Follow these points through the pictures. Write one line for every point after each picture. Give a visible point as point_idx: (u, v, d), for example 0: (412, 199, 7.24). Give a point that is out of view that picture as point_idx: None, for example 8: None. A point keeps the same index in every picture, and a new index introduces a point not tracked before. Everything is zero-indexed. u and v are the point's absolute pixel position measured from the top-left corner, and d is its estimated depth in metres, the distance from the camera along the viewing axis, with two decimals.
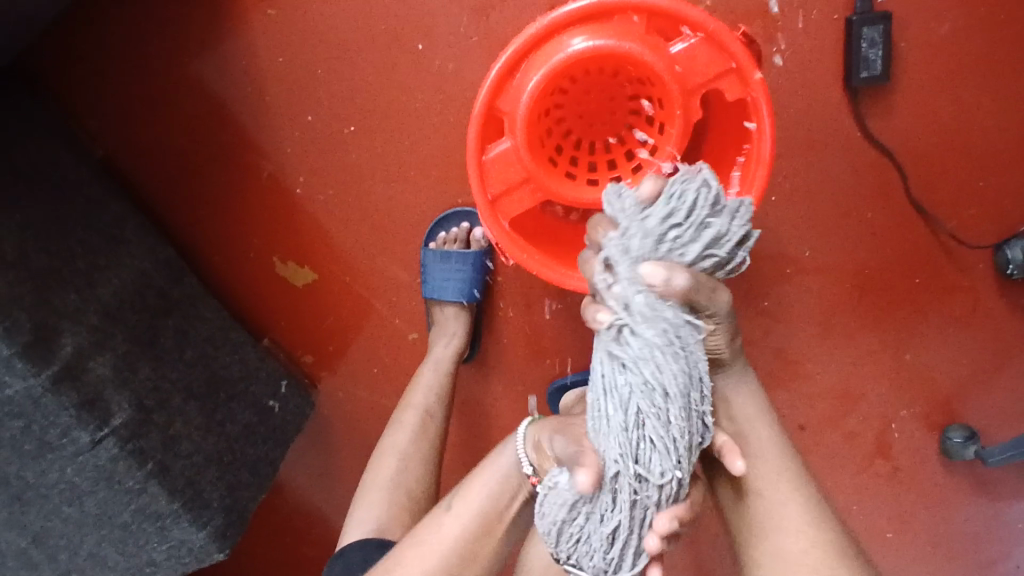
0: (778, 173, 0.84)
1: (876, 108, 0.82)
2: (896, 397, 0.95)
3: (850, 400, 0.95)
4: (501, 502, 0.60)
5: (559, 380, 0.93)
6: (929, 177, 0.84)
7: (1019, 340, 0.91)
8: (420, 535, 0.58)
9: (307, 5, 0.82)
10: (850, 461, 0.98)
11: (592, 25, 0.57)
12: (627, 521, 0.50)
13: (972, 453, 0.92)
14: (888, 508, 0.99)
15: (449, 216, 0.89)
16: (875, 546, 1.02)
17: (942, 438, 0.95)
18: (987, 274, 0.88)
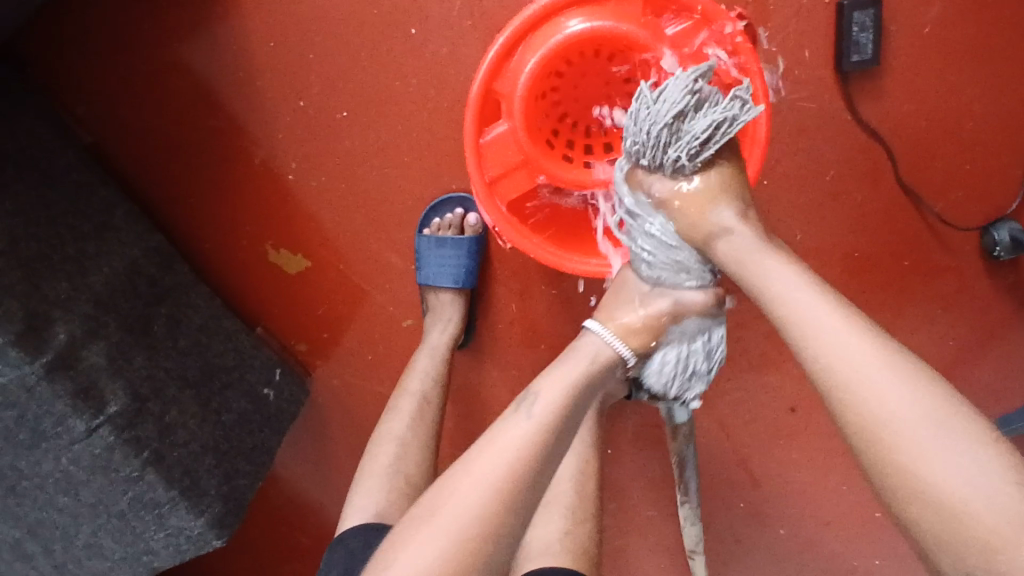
0: (770, 156, 0.85)
1: (866, 91, 0.83)
2: None
3: None
4: (576, 397, 0.58)
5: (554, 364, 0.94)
6: (919, 160, 0.85)
7: (1005, 320, 0.93)
8: (501, 440, 0.53)
9: None
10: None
11: (590, 7, 0.57)
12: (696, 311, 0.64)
13: None
14: None
15: (442, 202, 0.89)
16: None
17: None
18: (974, 256, 0.90)
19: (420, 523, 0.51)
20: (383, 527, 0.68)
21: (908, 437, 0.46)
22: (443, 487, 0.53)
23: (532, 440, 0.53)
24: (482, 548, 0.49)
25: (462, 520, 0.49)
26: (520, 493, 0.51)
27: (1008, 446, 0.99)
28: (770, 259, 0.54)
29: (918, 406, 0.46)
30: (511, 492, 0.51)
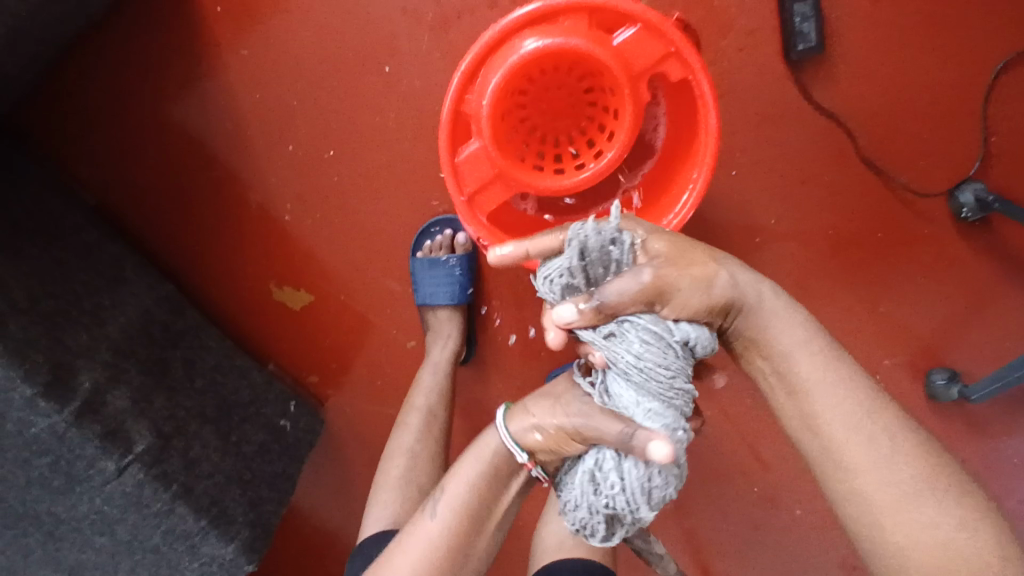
0: (735, 148, 0.89)
1: (817, 76, 0.87)
2: (877, 348, 0.99)
3: None
4: (488, 486, 0.62)
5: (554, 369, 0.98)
6: (877, 136, 0.90)
7: (986, 280, 0.96)
8: (409, 548, 0.60)
9: (277, 41, 0.87)
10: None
11: (540, 27, 0.62)
12: (613, 511, 0.57)
13: (956, 393, 0.96)
14: None
15: (432, 224, 0.93)
16: None
17: (927, 382, 0.99)
18: (945, 220, 0.93)
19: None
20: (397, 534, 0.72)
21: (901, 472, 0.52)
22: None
23: (435, 545, 0.59)
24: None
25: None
26: None
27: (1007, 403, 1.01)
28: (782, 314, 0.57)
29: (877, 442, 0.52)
30: None
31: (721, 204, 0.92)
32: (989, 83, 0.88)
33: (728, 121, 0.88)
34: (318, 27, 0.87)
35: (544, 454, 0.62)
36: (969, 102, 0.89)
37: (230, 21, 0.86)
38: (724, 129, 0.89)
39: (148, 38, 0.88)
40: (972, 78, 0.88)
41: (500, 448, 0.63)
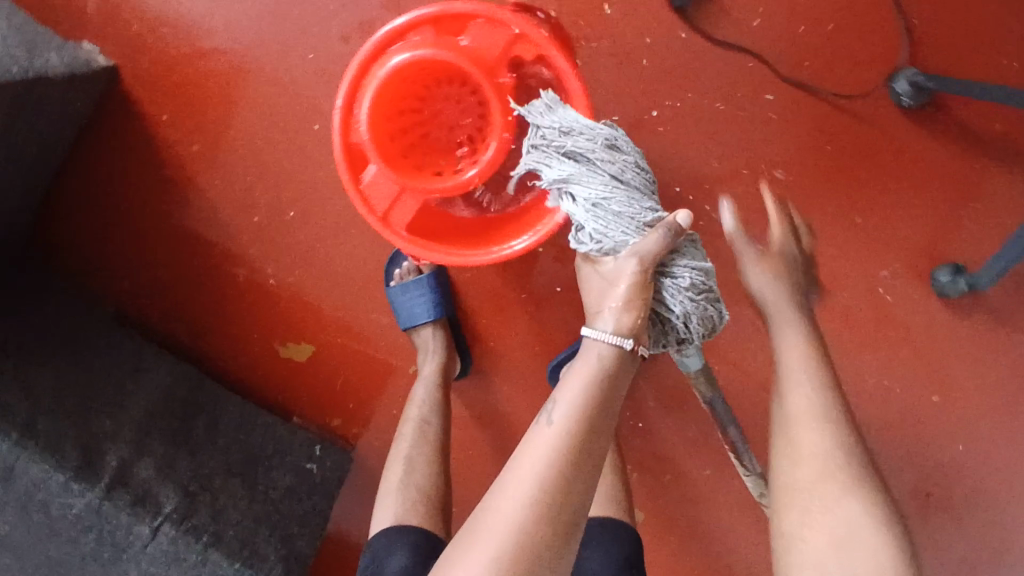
0: (655, 105, 0.91)
1: (712, 16, 0.89)
2: (869, 261, 0.97)
3: (825, 279, 0.98)
4: (603, 396, 0.59)
5: (553, 360, 1.02)
6: (792, 53, 0.89)
7: (957, 160, 0.93)
8: (533, 450, 0.55)
9: (218, 130, 0.96)
10: (853, 333, 1.01)
11: (395, 48, 0.67)
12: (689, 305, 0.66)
13: (965, 286, 0.94)
14: (910, 364, 1.02)
15: (397, 253, 1.00)
16: (918, 407, 1.03)
17: (933, 282, 0.97)
18: (893, 115, 0.92)
19: (470, 547, 0.52)
20: (400, 529, 0.77)
21: (808, 497, 0.68)
22: (487, 510, 0.53)
23: (561, 441, 0.55)
24: (525, 546, 0.50)
25: (505, 529, 0.51)
26: (567, 498, 0.52)
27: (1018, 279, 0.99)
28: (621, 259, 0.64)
29: (827, 442, 0.69)
30: (551, 496, 0.52)
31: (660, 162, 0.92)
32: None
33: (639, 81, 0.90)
34: (248, 108, 0.96)
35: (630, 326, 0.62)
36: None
37: (175, 125, 0.97)
38: (638, 91, 0.90)
39: (119, 158, 1.00)
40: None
41: (600, 354, 0.61)
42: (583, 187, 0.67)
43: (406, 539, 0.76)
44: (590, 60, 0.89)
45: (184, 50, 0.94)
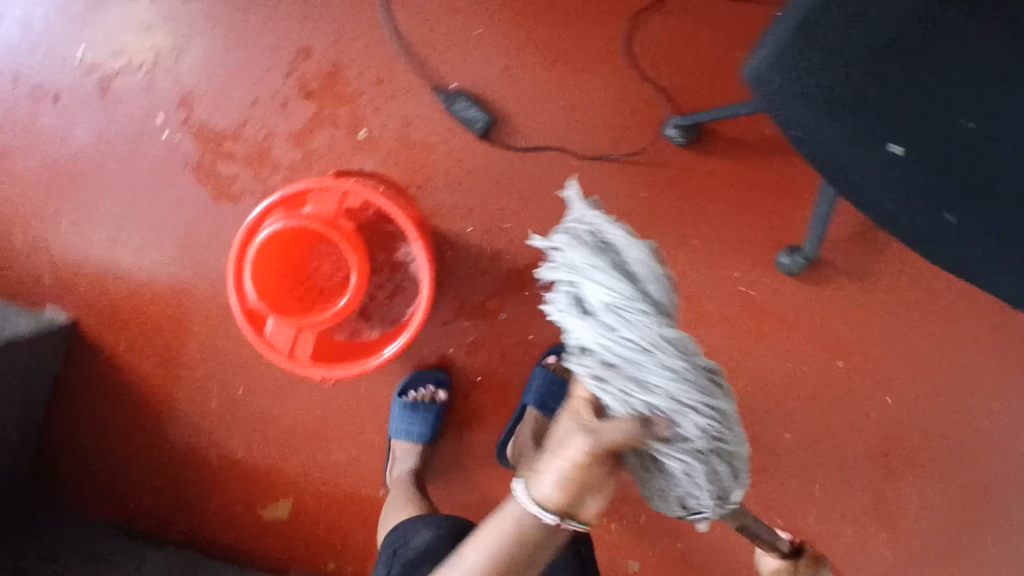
0: (497, 209, 1.12)
1: (512, 132, 1.12)
2: (720, 269, 1.15)
3: (690, 295, 1.16)
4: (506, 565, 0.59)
5: (500, 439, 1.15)
6: (584, 138, 1.12)
7: (748, 168, 1.14)
8: None
9: (157, 347, 1.14)
10: (737, 325, 1.17)
11: (257, 231, 0.88)
12: (684, 471, 0.60)
13: (801, 259, 1.11)
14: (794, 340, 1.18)
15: (416, 375, 1.13)
16: (818, 373, 1.19)
17: (779, 267, 1.14)
18: (683, 155, 1.13)
19: None
20: (415, 519, 0.90)
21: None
22: None
23: None
24: None
25: None
26: None
27: (850, 240, 1.16)
28: (577, 390, 0.61)
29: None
30: None
31: (517, 250, 1.12)
32: (642, 46, 1.11)
33: (477, 196, 1.12)
34: (174, 321, 1.13)
35: (563, 507, 0.56)
36: (637, 65, 1.12)
37: (123, 354, 1.15)
38: (479, 203, 1.12)
39: (86, 398, 1.17)
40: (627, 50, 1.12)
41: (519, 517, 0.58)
42: (599, 287, 0.62)
43: (419, 522, 0.88)
44: (434, 193, 1.12)
45: (112, 294, 1.14)
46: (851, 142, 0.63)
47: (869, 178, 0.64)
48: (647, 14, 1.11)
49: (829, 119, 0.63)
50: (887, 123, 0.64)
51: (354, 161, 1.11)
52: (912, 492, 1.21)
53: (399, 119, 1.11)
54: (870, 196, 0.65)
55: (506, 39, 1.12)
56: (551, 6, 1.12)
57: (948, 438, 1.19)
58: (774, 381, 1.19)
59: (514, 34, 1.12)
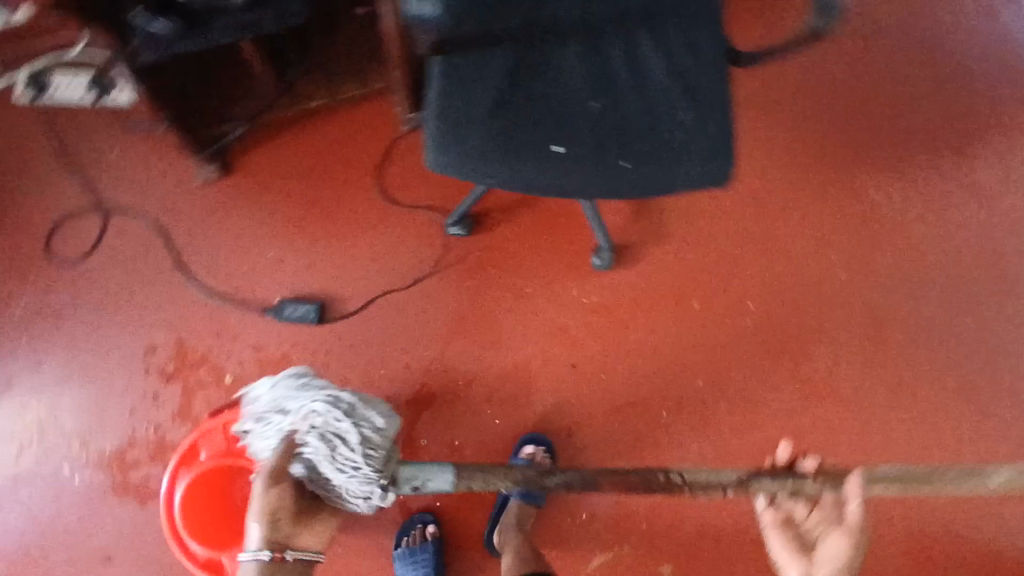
0: (369, 365, 1.29)
1: (343, 303, 1.31)
2: (561, 297, 1.36)
3: (555, 330, 1.35)
4: None
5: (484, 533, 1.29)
6: (398, 273, 1.33)
7: (528, 219, 1.38)
8: None
9: None
10: (603, 327, 1.36)
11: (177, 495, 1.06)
12: (353, 468, 1.01)
13: (604, 255, 1.36)
14: (651, 310, 1.38)
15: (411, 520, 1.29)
16: (686, 320, 1.37)
17: (596, 269, 1.38)
18: (477, 239, 1.36)
19: None
20: None
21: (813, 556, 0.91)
22: None
23: None
24: None
25: None
26: None
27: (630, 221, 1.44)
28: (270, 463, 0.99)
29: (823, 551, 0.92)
30: None
31: (404, 384, 1.29)
32: (392, 185, 1.36)
33: (347, 365, 1.28)
34: None
35: None
36: (398, 200, 1.35)
37: None
38: (353, 370, 1.28)
39: None
40: (382, 195, 1.35)
41: None
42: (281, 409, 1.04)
43: None
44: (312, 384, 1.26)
45: None
46: (556, 169, 0.95)
47: (580, 182, 0.96)
48: (382, 165, 1.37)
49: (538, 175, 0.95)
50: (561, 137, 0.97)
51: (235, 403, 1.25)
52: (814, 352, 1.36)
53: (253, 350, 1.27)
54: (598, 183, 0.96)
55: (296, 243, 1.33)
56: (313, 201, 1.35)
57: (805, 295, 1.39)
58: (660, 348, 1.36)
59: (300, 236, 1.33)
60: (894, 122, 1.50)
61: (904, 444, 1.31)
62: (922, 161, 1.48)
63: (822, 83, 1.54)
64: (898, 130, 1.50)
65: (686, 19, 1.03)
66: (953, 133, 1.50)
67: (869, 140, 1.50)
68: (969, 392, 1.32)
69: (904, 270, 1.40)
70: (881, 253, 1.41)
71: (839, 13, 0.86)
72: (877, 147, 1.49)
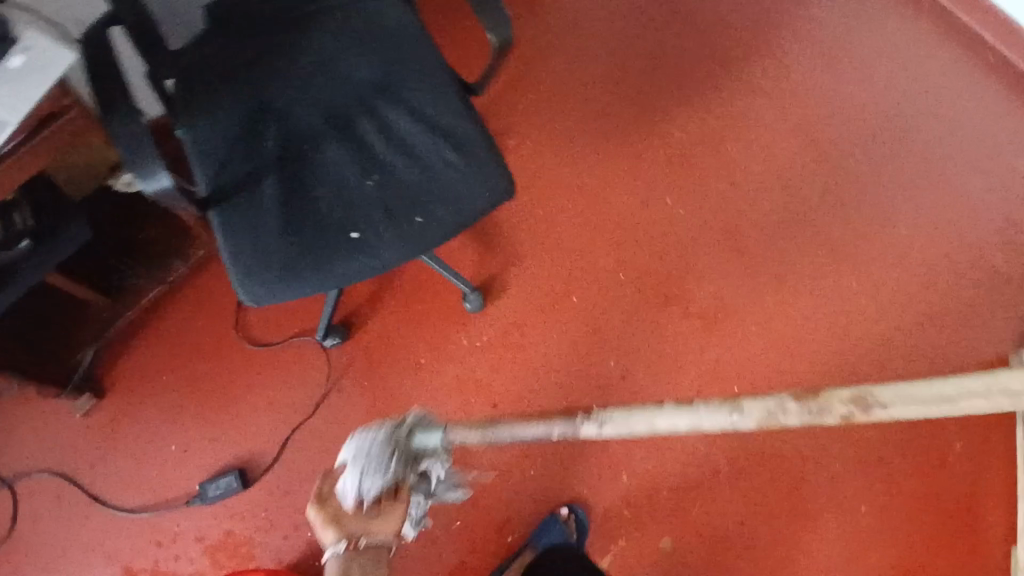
0: (308, 500, 1.31)
1: (261, 458, 1.34)
2: (454, 353, 1.42)
3: (462, 384, 1.41)
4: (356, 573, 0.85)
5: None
6: (298, 406, 1.36)
7: (391, 300, 1.44)
8: None
9: None
10: (503, 359, 1.44)
11: None
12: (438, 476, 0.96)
13: (473, 297, 1.42)
14: (536, 322, 1.48)
15: None
16: (570, 318, 1.48)
17: (473, 311, 1.44)
18: (354, 340, 1.41)
19: None
20: None
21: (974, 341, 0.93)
22: None
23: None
24: None
25: None
26: None
27: (483, 256, 1.51)
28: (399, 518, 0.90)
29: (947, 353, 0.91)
30: None
31: None
32: (253, 332, 1.40)
33: (289, 511, 1.30)
34: None
35: (373, 530, 0.88)
36: (266, 342, 1.40)
37: None
38: (296, 512, 1.31)
39: None
40: (249, 346, 1.39)
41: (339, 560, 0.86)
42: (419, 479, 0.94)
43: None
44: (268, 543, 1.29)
45: None
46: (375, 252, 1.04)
47: (403, 250, 1.05)
48: (239, 319, 1.41)
49: (365, 266, 1.04)
50: (361, 224, 1.04)
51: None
52: (685, 288, 1.52)
53: (200, 540, 1.30)
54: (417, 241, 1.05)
55: (193, 426, 1.36)
56: (191, 381, 1.38)
57: (653, 248, 1.55)
58: (560, 353, 1.45)
59: (193, 418, 1.36)
60: (648, 71, 1.69)
61: (788, 324, 1.50)
62: (695, 94, 1.67)
63: (587, 63, 1.70)
64: (666, 75, 1.69)
65: (395, 64, 1.13)
66: (706, 57, 1.71)
67: (637, 94, 1.67)
68: (812, 260, 1.55)
69: (717, 187, 1.60)
70: (695, 185, 1.60)
71: (508, 26, 0.98)
72: (653, 97, 1.67)
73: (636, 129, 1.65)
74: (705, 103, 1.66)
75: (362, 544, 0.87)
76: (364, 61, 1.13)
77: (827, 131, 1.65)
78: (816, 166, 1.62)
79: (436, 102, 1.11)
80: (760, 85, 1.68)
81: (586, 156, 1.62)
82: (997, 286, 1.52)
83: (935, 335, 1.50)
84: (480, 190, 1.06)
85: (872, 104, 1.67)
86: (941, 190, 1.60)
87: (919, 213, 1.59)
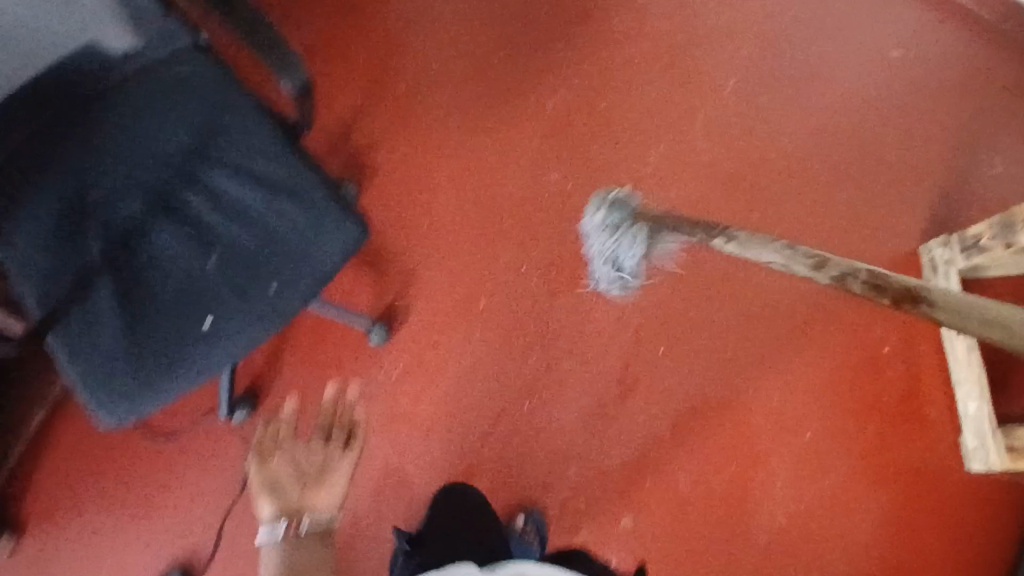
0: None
1: (198, 554, 1.30)
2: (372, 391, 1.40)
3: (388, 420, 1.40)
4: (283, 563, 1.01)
5: None
6: (223, 492, 1.31)
7: (294, 356, 1.39)
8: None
9: None
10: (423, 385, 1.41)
11: None
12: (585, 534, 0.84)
13: (377, 331, 1.39)
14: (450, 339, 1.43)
15: None
16: (482, 326, 1.44)
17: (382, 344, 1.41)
18: (266, 407, 1.36)
19: None
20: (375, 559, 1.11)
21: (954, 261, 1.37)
22: None
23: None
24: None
25: None
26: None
27: (379, 283, 1.45)
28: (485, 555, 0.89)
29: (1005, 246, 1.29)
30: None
31: None
32: (153, 423, 1.33)
33: None
34: None
35: (294, 505, 1.05)
36: (170, 429, 1.33)
37: None
38: None
39: None
40: (154, 437, 1.33)
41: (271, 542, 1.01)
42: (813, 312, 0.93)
43: None
44: None
45: None
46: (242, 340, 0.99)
47: (270, 327, 0.99)
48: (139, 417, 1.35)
49: (236, 354, 0.99)
50: (220, 314, 0.99)
51: None
52: (585, 259, 1.50)
53: None
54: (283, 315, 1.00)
55: (121, 541, 1.30)
56: (107, 496, 1.31)
57: (551, 231, 1.51)
58: (479, 363, 1.43)
59: (119, 533, 1.30)
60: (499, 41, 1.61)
61: (697, 274, 1.50)
62: (559, 59, 1.61)
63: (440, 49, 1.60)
64: (524, 46, 1.61)
65: (204, 125, 1.04)
66: (561, 18, 1.63)
67: (493, 69, 1.59)
68: (703, 201, 1.54)
69: (595, 147, 1.56)
70: (578, 155, 1.56)
71: (302, 69, 0.91)
72: (517, 72, 1.60)
73: (500, 106, 1.57)
74: (570, 68, 1.60)
75: (304, 519, 1.04)
76: (170, 132, 1.04)
77: (690, 60, 1.61)
78: (686, 101, 1.59)
79: (259, 155, 1.03)
80: (615, 29, 1.62)
81: (455, 148, 1.54)
82: (885, 181, 1.54)
83: (832, 245, 1.52)
84: (331, 240, 1.00)
85: (737, 28, 1.63)
86: (810, 96, 1.59)
87: (794, 125, 1.58)
